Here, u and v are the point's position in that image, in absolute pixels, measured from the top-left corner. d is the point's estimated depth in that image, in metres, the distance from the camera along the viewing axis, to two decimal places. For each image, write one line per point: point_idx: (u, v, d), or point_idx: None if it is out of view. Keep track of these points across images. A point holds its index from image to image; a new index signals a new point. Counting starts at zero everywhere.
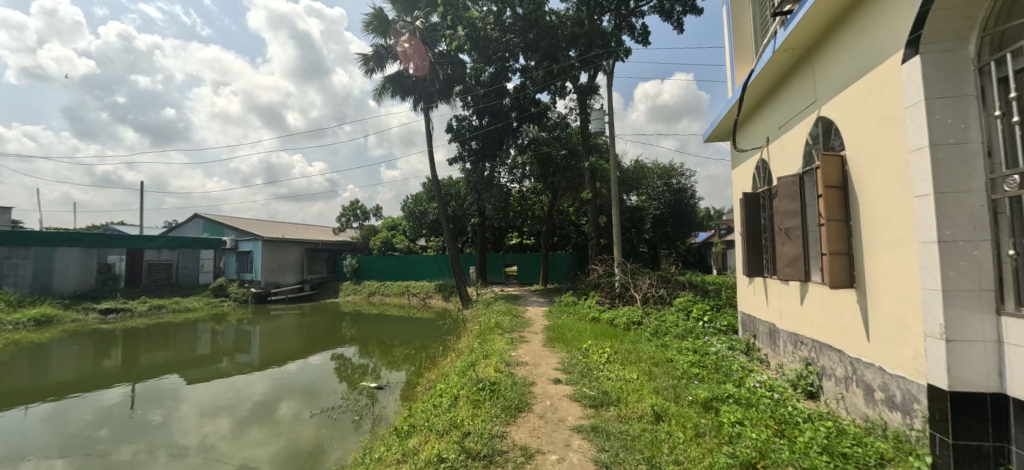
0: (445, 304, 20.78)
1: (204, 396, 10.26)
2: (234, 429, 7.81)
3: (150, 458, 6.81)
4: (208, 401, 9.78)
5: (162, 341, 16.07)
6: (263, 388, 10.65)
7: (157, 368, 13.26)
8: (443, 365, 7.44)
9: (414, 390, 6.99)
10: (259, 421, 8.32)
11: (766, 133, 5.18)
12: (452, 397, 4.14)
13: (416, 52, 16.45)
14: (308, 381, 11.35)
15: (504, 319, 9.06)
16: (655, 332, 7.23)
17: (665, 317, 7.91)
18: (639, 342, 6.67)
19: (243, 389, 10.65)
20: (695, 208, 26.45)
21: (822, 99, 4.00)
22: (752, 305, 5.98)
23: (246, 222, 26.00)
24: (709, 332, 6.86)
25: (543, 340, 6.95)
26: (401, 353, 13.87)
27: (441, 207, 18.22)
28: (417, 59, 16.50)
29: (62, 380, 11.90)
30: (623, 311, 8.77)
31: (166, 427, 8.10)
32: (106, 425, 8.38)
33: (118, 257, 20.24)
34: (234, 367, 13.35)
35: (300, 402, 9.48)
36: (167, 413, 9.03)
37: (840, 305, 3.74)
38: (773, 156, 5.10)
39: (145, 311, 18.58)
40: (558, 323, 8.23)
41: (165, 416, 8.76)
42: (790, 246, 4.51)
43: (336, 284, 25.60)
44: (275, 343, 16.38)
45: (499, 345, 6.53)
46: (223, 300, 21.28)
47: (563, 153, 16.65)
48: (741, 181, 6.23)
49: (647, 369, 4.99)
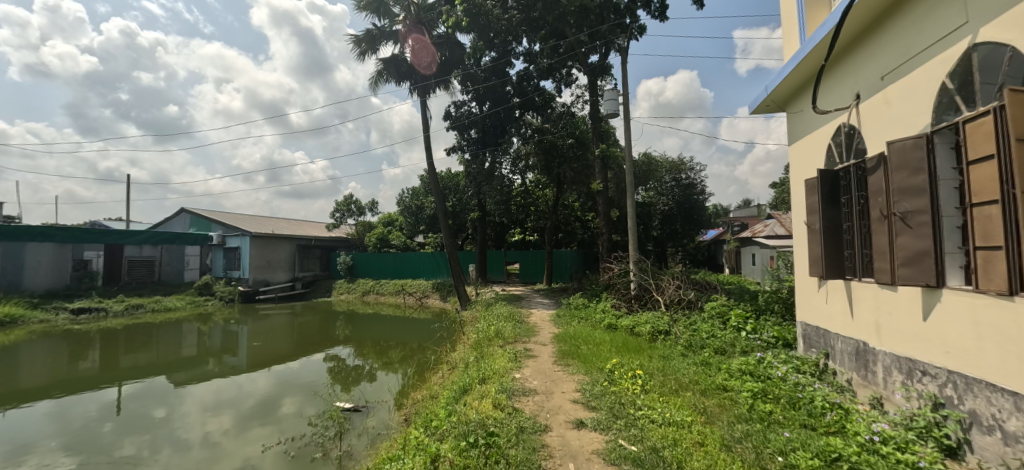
0: (442, 304, 19.50)
1: (206, 392, 9.14)
2: (223, 432, 6.69)
3: (149, 458, 5.87)
4: (209, 397, 8.69)
5: (143, 342, 14.91)
6: (267, 384, 9.69)
7: (137, 372, 11.90)
8: (443, 377, 6.18)
9: (408, 410, 5.70)
10: (261, 418, 7.25)
11: (857, 87, 3.92)
12: (430, 459, 2.81)
13: (423, 47, 15.19)
14: (311, 379, 10.15)
15: (506, 326, 7.76)
16: (688, 345, 5.94)
17: (698, 326, 6.59)
18: (672, 360, 5.37)
19: (247, 385, 9.63)
20: (705, 204, 25.14)
21: (979, 19, 2.71)
22: (819, 314, 4.71)
23: (235, 217, 24.77)
24: (758, 347, 5.57)
25: (553, 356, 5.65)
26: (398, 355, 12.68)
27: (439, 202, 16.69)
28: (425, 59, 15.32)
29: (31, 385, 10.67)
30: (645, 317, 7.48)
31: (165, 425, 7.07)
32: (110, 420, 7.47)
33: (96, 252, 19.03)
34: (219, 369, 12.25)
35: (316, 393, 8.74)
36: (170, 408, 8.00)
37: (1016, 325, 2.50)
38: (866, 116, 3.83)
39: (122, 310, 17.30)
40: (569, 332, 6.92)
41: (173, 411, 7.78)
42: (903, 237, 3.27)
43: (329, 283, 24.38)
44: (261, 344, 15.23)
45: (500, 363, 5.22)
46: (207, 300, 20.02)
47: (568, 142, 15.65)
48: (806, 156, 4.95)
49: (699, 404, 3.73)
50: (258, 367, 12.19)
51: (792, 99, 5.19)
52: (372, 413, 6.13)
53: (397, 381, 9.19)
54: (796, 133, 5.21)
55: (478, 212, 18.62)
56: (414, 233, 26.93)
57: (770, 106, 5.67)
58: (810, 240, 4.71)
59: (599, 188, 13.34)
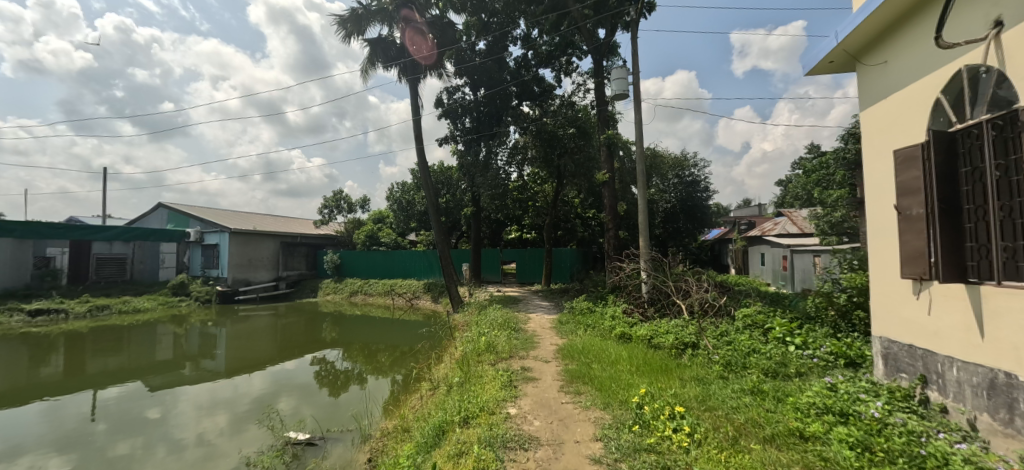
0: (434, 306, 18.27)
1: (201, 393, 8.36)
2: (201, 437, 5.87)
3: (140, 460, 5.23)
4: (204, 397, 7.94)
5: (114, 344, 13.70)
6: (263, 384, 8.82)
7: (106, 378, 10.62)
8: (430, 397, 5.01)
9: (378, 445, 4.50)
10: (220, 433, 6.07)
11: (1000, 10, 2.79)
12: None
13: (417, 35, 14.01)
14: (310, 378, 9.44)
15: (500, 336, 6.54)
16: (725, 364, 4.74)
17: (733, 337, 5.39)
18: (712, 385, 4.17)
19: (241, 385, 8.78)
20: (709, 202, 23.99)
21: None
22: (912, 328, 3.59)
23: (216, 213, 23.34)
24: (817, 373, 4.39)
25: (560, 378, 4.43)
26: (389, 358, 11.47)
27: (430, 197, 15.35)
28: (422, 47, 14.23)
29: None
30: (665, 325, 6.30)
31: (158, 425, 6.44)
32: (104, 419, 6.86)
33: (60, 249, 17.88)
34: (194, 372, 11.14)
35: (310, 398, 7.83)
36: (163, 408, 7.36)
37: None
38: (1015, 49, 2.69)
39: (85, 312, 15.86)
40: (577, 345, 5.68)
41: (163, 413, 7.06)
42: None
43: (316, 282, 23.09)
44: (240, 347, 14.00)
45: (490, 391, 3.98)
46: (182, 300, 18.69)
47: (570, 132, 14.39)
48: (893, 121, 3.79)
49: (782, 467, 2.57)
50: (238, 371, 11.10)
51: (875, 47, 4.04)
52: (347, 440, 5.05)
53: (384, 391, 8.02)
54: (875, 94, 4.07)
55: (472, 207, 17.37)
56: (405, 230, 25.69)
57: (835, 63, 4.51)
58: (902, 231, 3.60)
59: (605, 178, 11.92)
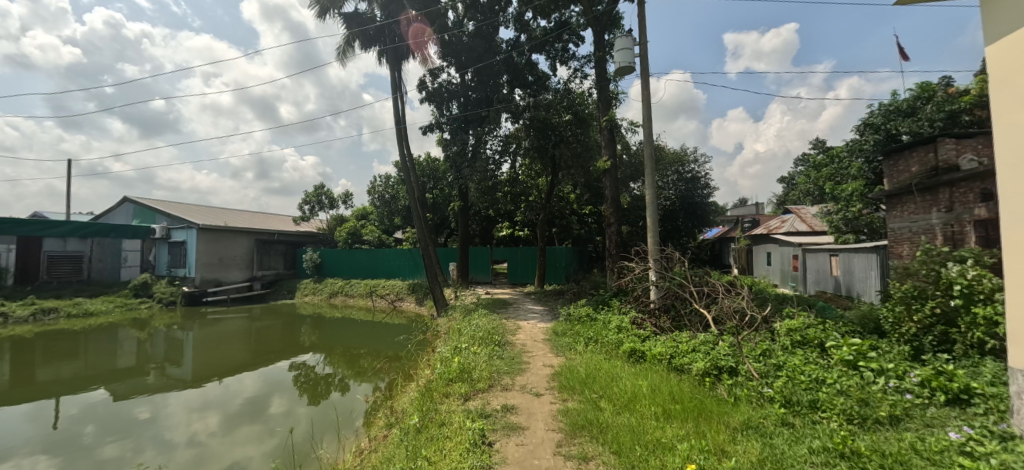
0: (418, 309, 16.92)
1: (191, 391, 7.22)
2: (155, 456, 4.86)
3: None
4: (195, 397, 6.71)
5: (65, 350, 12.22)
6: (254, 385, 7.59)
7: (66, 385, 9.21)
8: (381, 444, 3.71)
9: None
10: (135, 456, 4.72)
11: None
12: None
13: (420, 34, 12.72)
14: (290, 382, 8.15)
15: (480, 354, 5.16)
16: (784, 403, 3.45)
17: (785, 360, 4.09)
18: (777, 442, 2.85)
19: (232, 385, 7.58)
20: (710, 200, 22.72)
21: None
22: None
23: (185, 208, 21.66)
24: (922, 419, 3.07)
25: (556, 429, 3.10)
26: (369, 365, 10.11)
27: (414, 191, 13.87)
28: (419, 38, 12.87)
29: None
30: (691, 340, 4.99)
31: (149, 424, 5.48)
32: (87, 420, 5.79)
33: (6, 246, 16.09)
34: (160, 379, 9.73)
35: (297, 398, 6.65)
36: (154, 407, 6.24)
37: None
38: None
39: (28, 316, 14.23)
40: (578, 368, 4.37)
41: (154, 412, 5.95)
42: None
43: (293, 283, 21.58)
44: (214, 351, 12.62)
45: (450, 458, 2.67)
46: (142, 303, 17.13)
47: (567, 119, 13.02)
48: None
49: None
50: (212, 376, 9.77)
51: None
52: None
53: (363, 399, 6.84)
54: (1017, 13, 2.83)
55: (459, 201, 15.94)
56: (390, 228, 24.26)
57: None
58: None
59: (605, 167, 10.63)
